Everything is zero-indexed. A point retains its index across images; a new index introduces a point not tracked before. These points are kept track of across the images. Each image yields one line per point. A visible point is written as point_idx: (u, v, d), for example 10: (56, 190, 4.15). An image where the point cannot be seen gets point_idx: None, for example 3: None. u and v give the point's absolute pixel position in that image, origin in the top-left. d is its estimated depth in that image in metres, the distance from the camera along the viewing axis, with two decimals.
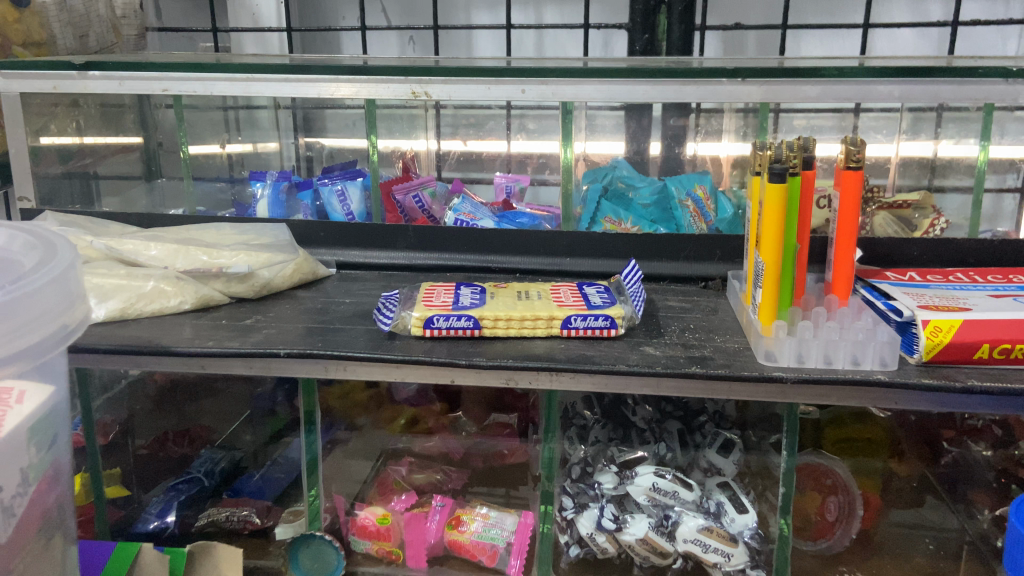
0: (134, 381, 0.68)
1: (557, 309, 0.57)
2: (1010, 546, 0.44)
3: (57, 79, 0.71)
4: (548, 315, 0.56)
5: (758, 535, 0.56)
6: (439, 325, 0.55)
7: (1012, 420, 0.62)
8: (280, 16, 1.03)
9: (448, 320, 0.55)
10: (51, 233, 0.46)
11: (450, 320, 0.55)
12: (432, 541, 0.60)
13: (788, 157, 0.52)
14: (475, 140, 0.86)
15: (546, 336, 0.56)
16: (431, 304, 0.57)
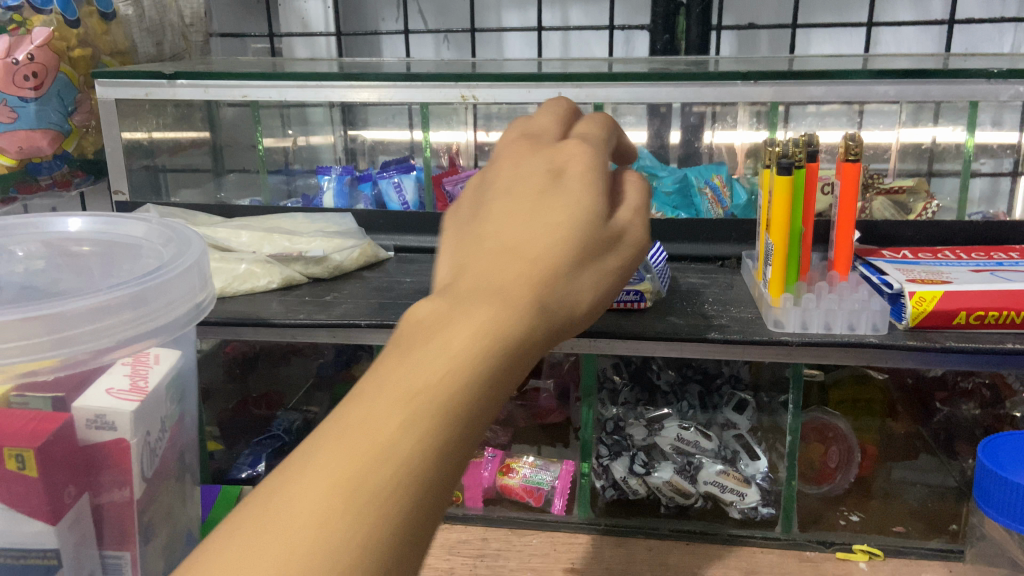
0: (207, 353, 0.72)
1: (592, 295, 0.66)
2: (979, 479, 0.53)
3: (149, 86, 0.81)
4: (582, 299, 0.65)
5: (768, 478, 0.67)
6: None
7: (1001, 382, 0.67)
8: (327, 21, 1.12)
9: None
10: (188, 232, 0.56)
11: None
12: (486, 485, 0.69)
13: (794, 152, 0.60)
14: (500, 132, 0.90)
15: None
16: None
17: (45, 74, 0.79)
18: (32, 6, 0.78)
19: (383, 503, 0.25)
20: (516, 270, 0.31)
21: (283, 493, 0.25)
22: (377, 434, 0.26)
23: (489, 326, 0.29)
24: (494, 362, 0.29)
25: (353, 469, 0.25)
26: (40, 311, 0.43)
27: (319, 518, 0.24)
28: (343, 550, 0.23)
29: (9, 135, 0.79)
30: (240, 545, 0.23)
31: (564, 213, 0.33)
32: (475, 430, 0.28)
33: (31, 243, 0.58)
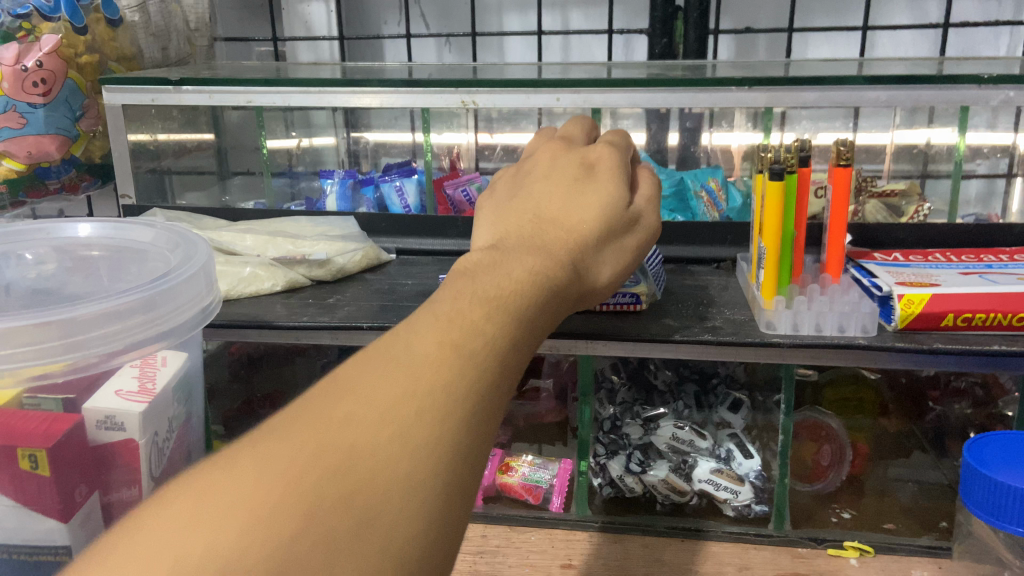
0: (214, 354, 0.76)
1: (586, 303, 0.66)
2: (965, 478, 0.54)
3: (155, 93, 0.83)
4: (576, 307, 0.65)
5: (761, 475, 0.68)
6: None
7: (993, 381, 0.67)
8: (331, 25, 1.13)
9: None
10: (194, 238, 0.58)
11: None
12: (486, 484, 0.71)
13: (786, 158, 0.61)
14: (502, 134, 0.92)
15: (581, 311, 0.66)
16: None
17: (54, 80, 0.81)
18: (41, 14, 0.80)
19: (483, 366, 0.33)
20: (559, 237, 0.45)
21: (405, 351, 0.33)
22: (471, 327, 0.35)
23: (538, 268, 0.42)
24: (535, 299, 0.40)
25: (459, 344, 0.34)
26: (50, 317, 0.45)
27: (443, 364, 0.32)
28: (461, 385, 0.32)
29: (18, 140, 0.81)
30: (386, 376, 0.31)
31: (596, 199, 0.48)
32: (527, 341, 0.38)
33: (41, 247, 0.60)
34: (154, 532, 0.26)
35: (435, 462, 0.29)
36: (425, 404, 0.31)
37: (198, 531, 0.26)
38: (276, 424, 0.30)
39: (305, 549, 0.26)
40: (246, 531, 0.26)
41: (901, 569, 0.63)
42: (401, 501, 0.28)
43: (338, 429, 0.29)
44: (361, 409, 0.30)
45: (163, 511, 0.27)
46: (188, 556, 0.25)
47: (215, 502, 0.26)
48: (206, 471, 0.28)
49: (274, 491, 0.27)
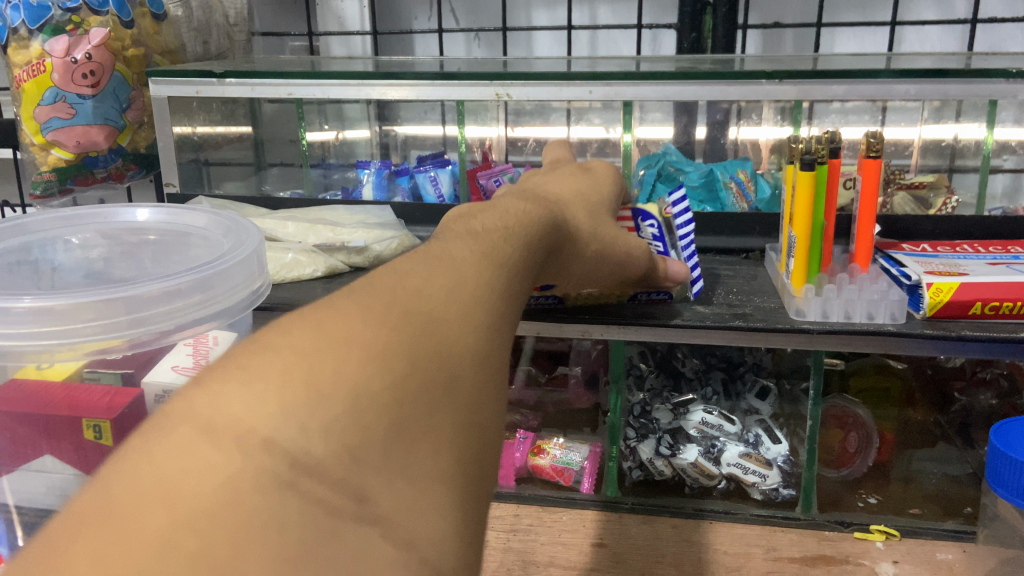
0: None
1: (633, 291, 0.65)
2: (991, 461, 0.55)
3: (200, 85, 0.85)
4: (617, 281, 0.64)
5: (789, 461, 0.69)
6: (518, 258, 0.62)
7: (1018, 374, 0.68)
8: (363, 20, 1.16)
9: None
10: (246, 223, 0.60)
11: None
12: (518, 465, 0.73)
13: (817, 149, 0.63)
14: (522, 127, 0.95)
15: (618, 303, 0.66)
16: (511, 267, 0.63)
17: (102, 72, 0.83)
18: (90, 7, 0.82)
19: (515, 273, 0.36)
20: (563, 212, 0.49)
21: (443, 248, 0.34)
22: (501, 243, 0.37)
23: (542, 214, 0.44)
24: (539, 234, 0.42)
25: (497, 253, 0.35)
26: (114, 294, 0.47)
27: (485, 261, 0.34)
28: (503, 282, 0.34)
29: (68, 130, 0.84)
30: (442, 265, 0.32)
31: (594, 192, 0.57)
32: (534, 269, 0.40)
33: (89, 232, 0.63)
34: (277, 355, 0.25)
35: (496, 342, 0.31)
36: (482, 290, 0.32)
37: (324, 354, 0.25)
38: (355, 288, 0.29)
39: (417, 392, 0.26)
40: (364, 362, 0.25)
41: (926, 551, 0.65)
42: (478, 366, 0.29)
43: (414, 295, 0.29)
44: (432, 283, 0.31)
45: (279, 340, 0.25)
46: (320, 376, 0.24)
47: (332, 335, 0.26)
48: (302, 318, 0.27)
49: (381, 334, 0.27)
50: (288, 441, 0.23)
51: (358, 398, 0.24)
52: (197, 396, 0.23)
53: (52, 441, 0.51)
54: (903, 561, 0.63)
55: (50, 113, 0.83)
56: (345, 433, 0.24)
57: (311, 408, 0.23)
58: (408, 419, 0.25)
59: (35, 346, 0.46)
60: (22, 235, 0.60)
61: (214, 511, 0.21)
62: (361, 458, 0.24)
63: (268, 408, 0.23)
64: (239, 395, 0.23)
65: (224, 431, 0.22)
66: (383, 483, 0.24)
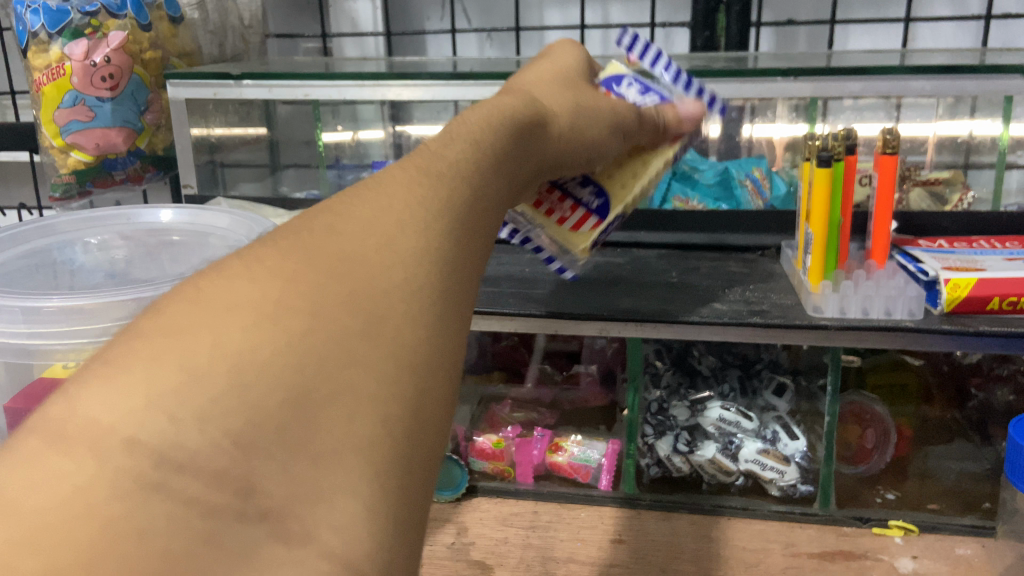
0: None
1: (655, 158, 0.61)
2: (1010, 455, 0.55)
3: (217, 87, 0.86)
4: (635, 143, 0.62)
5: (807, 457, 0.69)
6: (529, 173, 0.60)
7: None
8: (376, 20, 1.17)
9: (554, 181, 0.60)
10: (268, 226, 0.61)
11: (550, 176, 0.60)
12: (537, 463, 0.73)
13: (834, 146, 0.63)
14: None
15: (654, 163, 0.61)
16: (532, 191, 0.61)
17: (121, 75, 0.84)
18: (108, 11, 0.83)
19: (459, 193, 0.34)
20: (546, 126, 0.45)
21: (379, 181, 0.33)
22: (446, 163, 0.35)
23: (520, 121, 0.42)
24: (511, 144, 0.40)
25: (435, 176, 0.34)
26: (143, 293, 0.47)
27: (422, 191, 0.32)
28: (442, 211, 0.32)
29: (87, 132, 0.85)
30: (373, 206, 0.31)
31: (561, 73, 0.53)
32: (504, 180, 0.38)
33: (109, 233, 0.63)
34: (147, 341, 0.24)
35: (430, 283, 0.29)
36: (406, 220, 0.30)
37: (200, 331, 0.24)
38: (263, 243, 0.28)
39: (319, 352, 0.25)
40: (253, 327, 0.24)
41: (945, 547, 0.65)
42: (404, 305, 0.28)
43: (324, 243, 0.28)
44: (348, 226, 0.29)
45: (153, 324, 0.24)
46: (195, 356, 0.23)
47: (213, 308, 0.25)
48: (210, 278, 0.26)
49: (271, 292, 0.26)
50: (153, 437, 0.22)
51: (243, 372, 0.24)
52: (55, 400, 0.22)
53: None
54: (923, 556, 0.64)
55: (69, 116, 0.84)
56: (226, 417, 0.23)
57: (181, 393, 0.22)
58: (313, 381, 0.25)
59: (63, 345, 0.47)
60: (49, 236, 0.62)
61: (60, 525, 0.20)
62: (247, 443, 0.23)
63: (130, 403, 0.22)
64: (92, 395, 0.22)
65: (76, 436, 0.21)
66: (276, 468, 0.23)
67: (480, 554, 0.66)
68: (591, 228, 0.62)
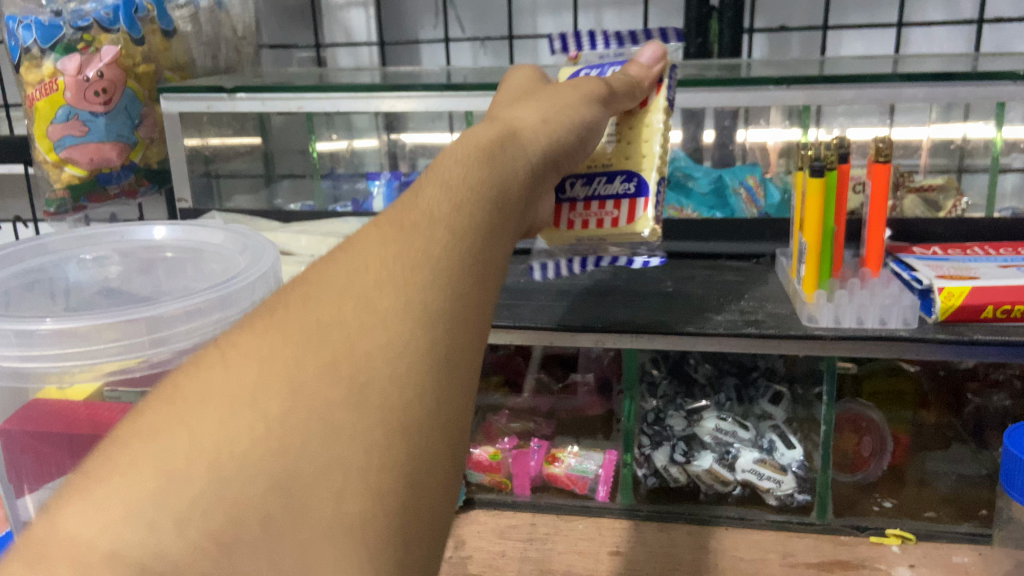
0: None
1: (650, 115, 0.60)
2: (1005, 465, 0.55)
3: (210, 100, 0.86)
4: (630, 116, 0.61)
5: (804, 465, 0.69)
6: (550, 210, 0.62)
7: None
8: (370, 30, 1.17)
9: (579, 202, 0.61)
10: (262, 241, 0.61)
11: (569, 201, 0.61)
12: (533, 474, 0.73)
13: (826, 155, 0.63)
14: None
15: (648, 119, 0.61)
16: (571, 221, 0.62)
17: (114, 90, 0.84)
18: (101, 26, 0.83)
19: (442, 231, 0.34)
20: (528, 144, 0.44)
21: (362, 234, 0.33)
22: (425, 205, 0.35)
23: (494, 149, 0.41)
24: (500, 169, 0.40)
25: (415, 222, 0.33)
26: (135, 313, 0.47)
27: (400, 238, 0.33)
28: (423, 255, 0.32)
29: (81, 147, 0.85)
30: (351, 264, 0.31)
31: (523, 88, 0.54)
32: (500, 207, 0.38)
33: (105, 250, 0.63)
34: (126, 449, 0.26)
35: (414, 336, 0.30)
36: (384, 276, 0.31)
37: (175, 433, 0.26)
38: (243, 323, 0.30)
39: (298, 435, 0.26)
40: (234, 417, 0.26)
41: (942, 555, 0.65)
42: (387, 367, 0.29)
43: (301, 315, 0.29)
44: (325, 293, 0.30)
45: (131, 432, 0.26)
46: (173, 460, 0.26)
47: (188, 408, 0.27)
48: (188, 373, 0.28)
49: (249, 377, 0.27)
50: (133, 551, 0.24)
51: (218, 470, 0.26)
52: (45, 517, 0.25)
53: (75, 459, 0.52)
54: (920, 564, 0.64)
55: (63, 131, 0.84)
56: (206, 518, 0.25)
57: (159, 503, 0.25)
58: (292, 466, 0.26)
59: (57, 368, 0.47)
60: (43, 255, 0.61)
61: None
62: (229, 543, 0.25)
63: (111, 517, 0.25)
64: (81, 508, 0.25)
65: (62, 554, 0.24)
66: (260, 563, 0.26)
67: (477, 567, 0.66)
68: (644, 208, 0.61)
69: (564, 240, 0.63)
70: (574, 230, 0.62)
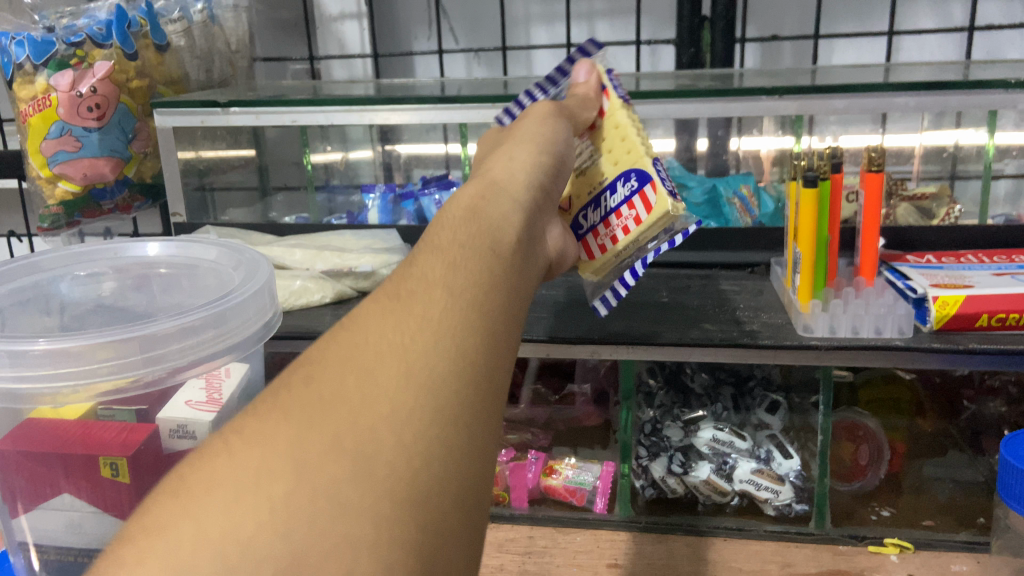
0: None
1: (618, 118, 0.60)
2: (1003, 475, 0.55)
3: (204, 115, 0.86)
4: (594, 133, 0.61)
5: (801, 475, 0.69)
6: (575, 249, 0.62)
7: None
8: (364, 43, 1.17)
9: (598, 226, 0.61)
10: (257, 257, 0.61)
11: (588, 232, 0.62)
12: (531, 486, 0.73)
13: (819, 165, 0.63)
14: None
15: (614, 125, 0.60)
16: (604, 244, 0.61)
17: (107, 105, 0.84)
18: (94, 41, 0.84)
19: (440, 294, 0.34)
20: (520, 188, 0.45)
21: (362, 309, 0.34)
22: (419, 270, 0.36)
23: (484, 201, 0.42)
24: (496, 221, 0.41)
25: (411, 290, 0.35)
26: (128, 332, 0.47)
27: (396, 309, 0.34)
28: (418, 323, 0.33)
29: (74, 163, 0.85)
30: (351, 342, 0.32)
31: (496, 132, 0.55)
32: (499, 258, 0.38)
33: (99, 266, 0.63)
34: (134, 544, 0.26)
35: (417, 404, 0.30)
36: (382, 349, 0.32)
37: (183, 524, 0.26)
38: (248, 409, 0.30)
39: (306, 514, 0.27)
40: (239, 503, 0.27)
41: (941, 564, 0.65)
42: (392, 435, 0.29)
43: (304, 396, 0.30)
44: (326, 372, 0.31)
45: (139, 527, 0.27)
46: (181, 553, 0.26)
47: (194, 498, 0.27)
48: (193, 463, 0.28)
49: (253, 462, 0.28)
50: None
51: (227, 559, 0.26)
52: None
53: (70, 478, 0.51)
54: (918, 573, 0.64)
55: (56, 147, 0.84)
56: None
57: None
58: (302, 545, 0.26)
59: (49, 388, 0.46)
60: (35, 272, 0.61)
61: None
62: None
63: None
64: None
65: None
66: None
67: None
68: (655, 192, 0.57)
69: (605, 265, 0.62)
70: (608, 250, 0.61)
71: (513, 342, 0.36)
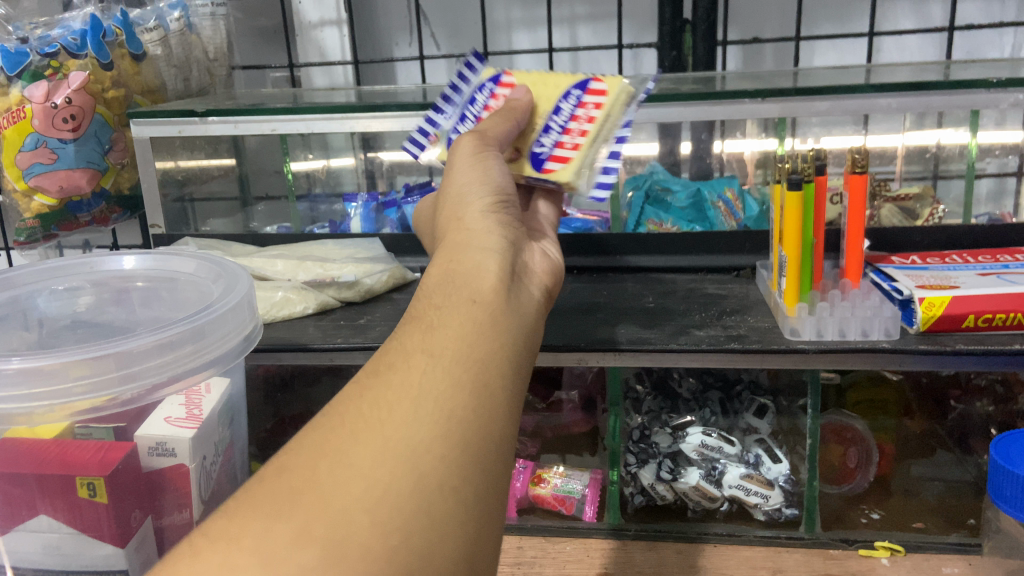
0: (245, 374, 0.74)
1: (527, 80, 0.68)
2: (993, 476, 0.55)
3: (182, 125, 0.84)
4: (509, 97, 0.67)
5: (791, 479, 0.69)
6: (547, 168, 0.63)
7: (1013, 379, 0.68)
8: (344, 50, 1.16)
9: (560, 138, 0.64)
10: (237, 269, 0.60)
11: (553, 149, 0.64)
12: (519, 496, 0.72)
13: (803, 168, 0.63)
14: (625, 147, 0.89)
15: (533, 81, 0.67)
16: (573, 144, 0.63)
17: (83, 116, 0.83)
18: (68, 52, 0.82)
19: (410, 373, 0.37)
20: (489, 241, 0.47)
21: (337, 400, 0.37)
22: (393, 356, 0.39)
23: (458, 264, 0.45)
24: (469, 280, 0.43)
25: (389, 365, 0.38)
26: (104, 350, 0.46)
27: (366, 398, 0.37)
28: (388, 406, 0.36)
29: (50, 175, 0.83)
30: (323, 434, 0.35)
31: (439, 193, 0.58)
32: (475, 315, 0.41)
33: (76, 280, 0.61)
34: None
35: (389, 483, 0.33)
36: (354, 434, 0.35)
37: None
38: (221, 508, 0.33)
39: None
40: None
41: (932, 567, 0.64)
42: (365, 516, 0.32)
43: (277, 488, 0.33)
44: (298, 465, 0.34)
45: None
46: None
47: None
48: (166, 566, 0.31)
49: (222, 559, 0.30)
50: None
51: None
52: None
53: (46, 498, 0.50)
54: None
55: (31, 159, 0.82)
56: None
57: None
58: None
59: (23, 409, 0.45)
60: (9, 289, 0.58)
61: None
62: None
63: None
64: None
65: None
66: None
67: None
68: (602, 83, 0.65)
69: (583, 162, 0.63)
70: (582, 145, 0.63)
71: (511, 396, 0.39)
